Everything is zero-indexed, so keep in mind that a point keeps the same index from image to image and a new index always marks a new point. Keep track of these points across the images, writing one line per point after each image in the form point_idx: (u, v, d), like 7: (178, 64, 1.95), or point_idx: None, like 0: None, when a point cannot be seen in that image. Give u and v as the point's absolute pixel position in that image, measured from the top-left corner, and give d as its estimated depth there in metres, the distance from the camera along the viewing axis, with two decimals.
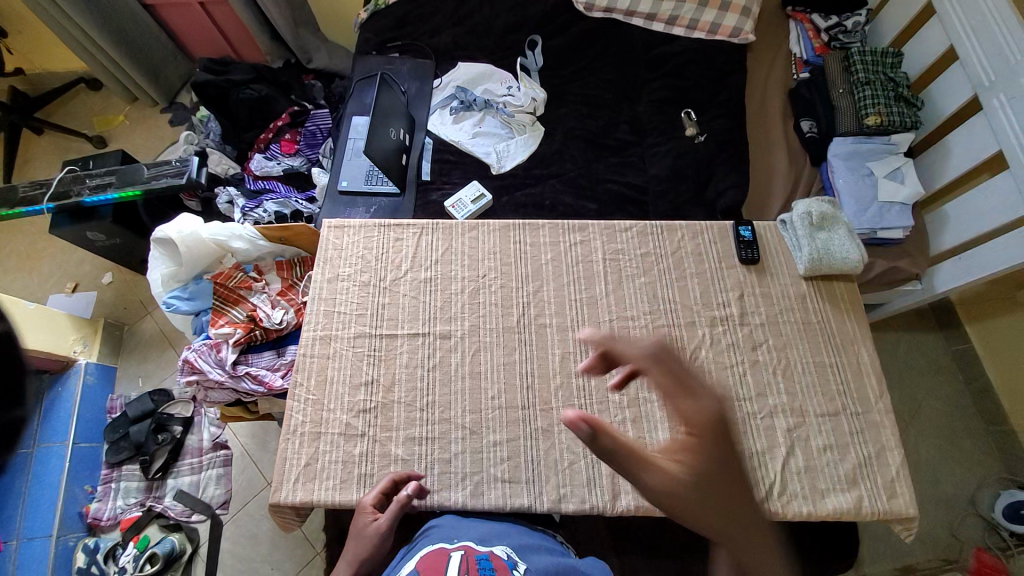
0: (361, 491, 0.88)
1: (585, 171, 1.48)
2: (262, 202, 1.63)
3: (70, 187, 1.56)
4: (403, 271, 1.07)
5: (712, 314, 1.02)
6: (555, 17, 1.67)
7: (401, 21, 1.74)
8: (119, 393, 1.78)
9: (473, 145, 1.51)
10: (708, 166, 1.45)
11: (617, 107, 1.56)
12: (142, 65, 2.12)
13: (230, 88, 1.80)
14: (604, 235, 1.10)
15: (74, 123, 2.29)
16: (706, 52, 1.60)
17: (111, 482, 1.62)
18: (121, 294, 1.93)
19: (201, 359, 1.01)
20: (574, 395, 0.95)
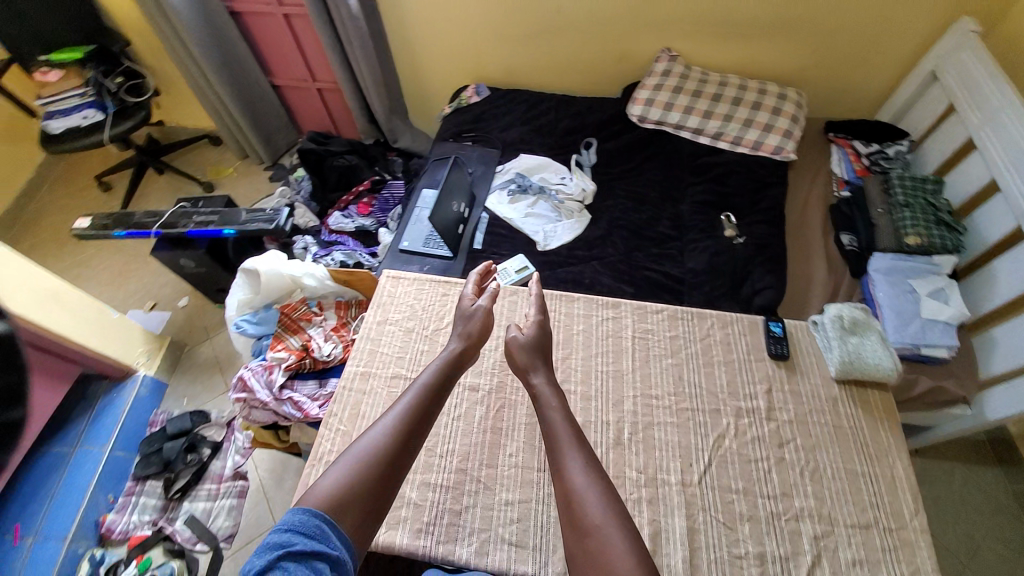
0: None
1: (625, 257, 1.58)
2: (332, 251, 1.89)
3: (178, 220, 1.83)
4: (446, 323, 1.14)
5: (738, 405, 1.03)
6: (611, 124, 1.91)
7: (477, 117, 2.04)
8: (164, 409, 1.91)
9: (524, 224, 1.67)
10: (745, 266, 1.52)
11: (660, 205, 1.69)
12: (260, 131, 2.55)
13: (327, 156, 2.11)
14: (635, 315, 1.14)
15: (191, 169, 2.72)
16: (747, 164, 1.74)
17: (132, 495, 1.70)
18: (191, 317, 2.14)
19: (253, 378, 1.10)
20: None
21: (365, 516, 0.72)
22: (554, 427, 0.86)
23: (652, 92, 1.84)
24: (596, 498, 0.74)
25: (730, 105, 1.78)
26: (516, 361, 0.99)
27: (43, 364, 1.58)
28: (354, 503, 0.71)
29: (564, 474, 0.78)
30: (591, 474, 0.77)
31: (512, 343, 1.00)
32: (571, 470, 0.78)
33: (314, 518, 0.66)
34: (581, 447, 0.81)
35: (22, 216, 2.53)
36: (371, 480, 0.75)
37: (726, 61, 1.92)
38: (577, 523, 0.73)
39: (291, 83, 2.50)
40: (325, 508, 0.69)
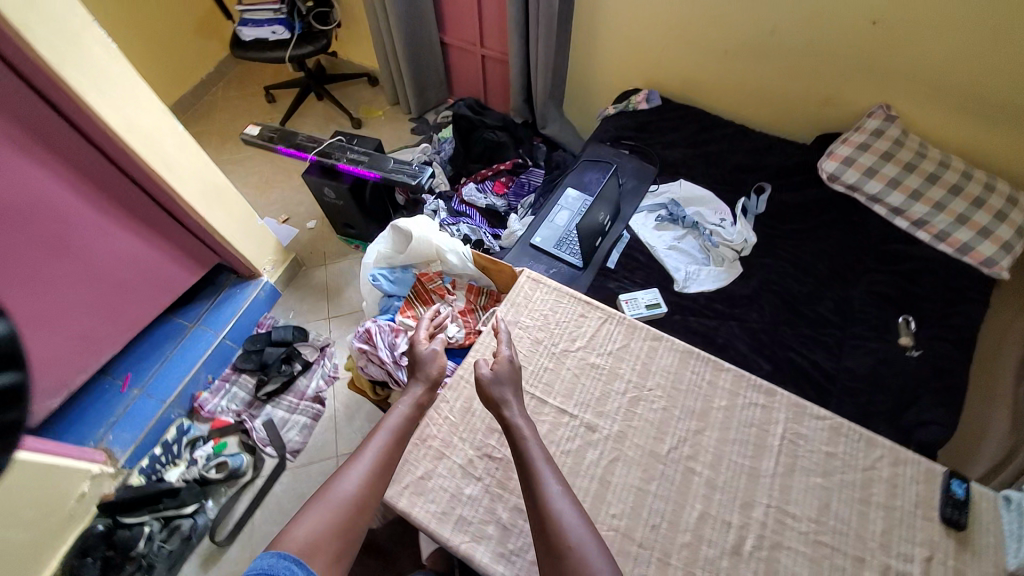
0: (413, 502, 0.88)
1: (769, 329, 1.41)
2: (460, 222, 1.89)
3: (334, 151, 1.94)
4: (576, 346, 1.06)
5: (887, 561, 0.86)
6: (791, 175, 1.70)
7: (641, 126, 1.89)
8: (272, 315, 2.04)
9: (666, 257, 1.54)
10: (912, 387, 1.30)
11: (826, 282, 1.49)
12: (417, 83, 2.60)
13: (479, 125, 2.07)
14: (790, 412, 1.00)
15: (346, 102, 2.84)
16: (948, 269, 1.47)
17: (226, 382, 1.85)
18: (314, 240, 2.27)
19: (378, 336, 1.12)
20: (697, 563, 0.84)
21: (337, 555, 0.74)
22: (526, 454, 0.84)
23: (854, 151, 1.59)
24: (580, 530, 0.73)
25: (948, 191, 1.50)
26: (484, 395, 0.91)
27: (193, 252, 1.72)
28: (325, 544, 0.73)
29: (550, 511, 0.75)
30: (577, 512, 0.75)
31: (481, 377, 0.92)
32: (557, 507, 0.76)
33: (284, 562, 0.68)
34: (556, 480, 0.80)
35: (199, 106, 2.80)
36: (339, 527, 0.76)
37: (956, 139, 1.61)
38: (551, 545, 0.72)
39: (460, 44, 2.51)
40: (296, 552, 0.70)
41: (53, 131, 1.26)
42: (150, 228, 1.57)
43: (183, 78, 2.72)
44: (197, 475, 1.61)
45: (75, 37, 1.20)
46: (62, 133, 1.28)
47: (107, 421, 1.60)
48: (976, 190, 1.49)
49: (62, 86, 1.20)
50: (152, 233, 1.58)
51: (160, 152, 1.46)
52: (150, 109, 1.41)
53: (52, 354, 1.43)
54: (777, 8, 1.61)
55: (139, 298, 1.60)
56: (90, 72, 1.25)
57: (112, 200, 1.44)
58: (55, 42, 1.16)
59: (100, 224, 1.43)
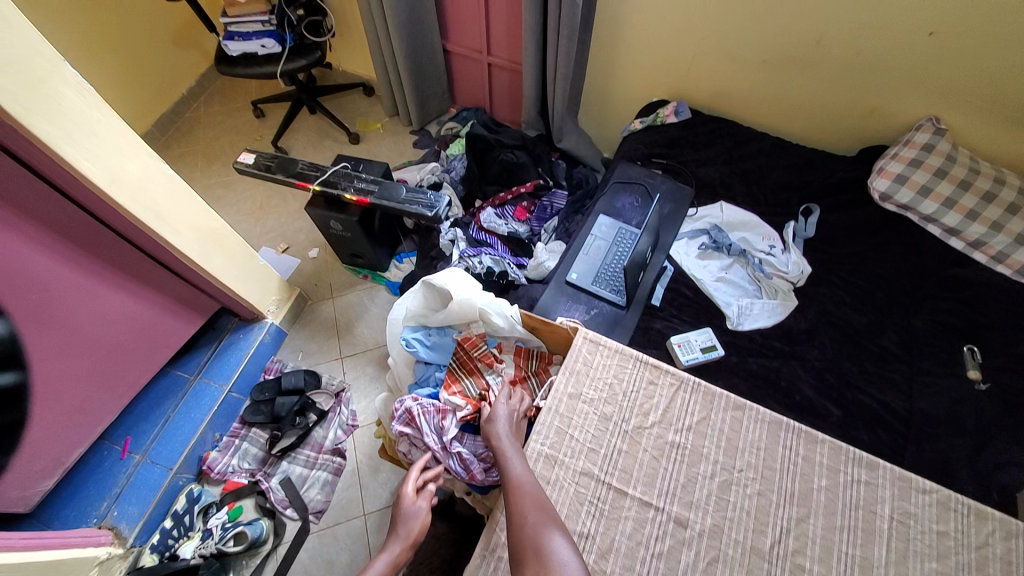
0: None
1: (832, 366, 1.31)
2: (481, 253, 1.74)
3: (340, 180, 1.78)
4: (650, 421, 0.94)
5: None
6: (837, 191, 1.58)
7: (672, 141, 1.77)
8: (279, 358, 1.89)
9: (715, 290, 1.43)
10: (992, 429, 1.21)
11: (886, 311, 1.39)
12: (418, 94, 2.43)
13: (496, 146, 1.94)
14: (895, 487, 0.89)
15: (341, 115, 2.66)
16: (1016, 292, 1.36)
17: (236, 438, 1.71)
18: (318, 271, 2.10)
19: (423, 419, 0.98)
20: None
21: None
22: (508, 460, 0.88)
23: (907, 167, 1.46)
24: (545, 521, 0.78)
25: (1005, 211, 1.39)
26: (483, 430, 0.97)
27: (189, 302, 1.55)
28: None
29: (518, 501, 0.80)
30: (542, 505, 0.80)
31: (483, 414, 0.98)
32: (524, 500, 0.81)
33: None
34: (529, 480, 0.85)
35: (180, 123, 2.58)
36: None
37: (1016, 153, 1.49)
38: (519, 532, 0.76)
39: (465, 51, 2.34)
40: None
41: (24, 190, 1.09)
42: (142, 281, 1.39)
43: (162, 95, 2.50)
44: (214, 549, 1.47)
45: (42, 83, 1.03)
46: (36, 191, 1.11)
47: (110, 494, 1.45)
48: None
49: (32, 140, 1.03)
50: (144, 287, 1.41)
51: (148, 201, 1.28)
52: (135, 155, 1.24)
53: (41, 434, 1.26)
54: (824, 13, 1.47)
55: (134, 359, 1.43)
56: (63, 122, 1.08)
57: (98, 257, 1.27)
58: (19, 90, 0.99)
59: (86, 285, 1.26)
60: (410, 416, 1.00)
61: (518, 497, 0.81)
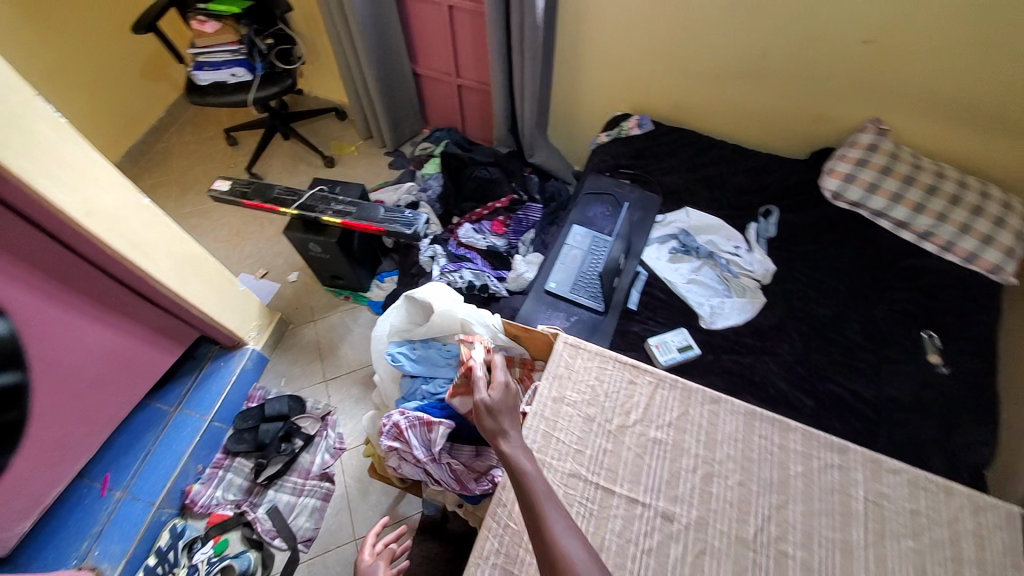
0: None
1: (802, 358, 1.37)
2: (461, 268, 1.78)
3: (317, 203, 1.79)
4: (632, 420, 0.98)
5: None
6: (794, 193, 1.68)
7: (637, 153, 1.85)
8: (261, 385, 1.87)
9: (687, 292, 1.49)
10: (953, 409, 1.27)
11: (848, 302, 1.47)
12: (391, 116, 2.48)
13: (469, 164, 2.00)
14: (867, 470, 0.93)
15: (315, 140, 2.68)
16: (961, 278, 1.46)
17: (219, 469, 1.66)
18: (298, 295, 2.09)
19: (410, 432, 0.99)
20: None
21: None
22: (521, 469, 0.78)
23: (855, 167, 1.57)
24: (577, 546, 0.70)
25: (948, 202, 1.51)
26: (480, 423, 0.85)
27: (169, 331, 1.53)
28: None
29: (542, 523, 0.72)
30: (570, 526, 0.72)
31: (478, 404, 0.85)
32: (548, 520, 0.73)
33: None
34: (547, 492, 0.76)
35: (152, 153, 2.56)
36: None
37: (951, 149, 1.63)
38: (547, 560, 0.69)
39: (434, 74, 2.40)
40: None
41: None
42: (121, 313, 1.38)
43: (132, 126, 2.49)
44: None
45: (16, 119, 1.03)
46: (9, 227, 1.10)
47: (91, 533, 1.41)
48: (973, 199, 1.51)
49: (7, 175, 1.03)
50: (123, 318, 1.39)
51: (125, 232, 1.28)
52: (111, 186, 1.24)
53: (18, 476, 1.22)
54: (768, 29, 1.58)
55: (114, 393, 1.40)
56: (39, 157, 1.08)
57: (75, 290, 1.26)
58: None
59: (63, 319, 1.25)
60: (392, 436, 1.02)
61: (542, 518, 0.73)
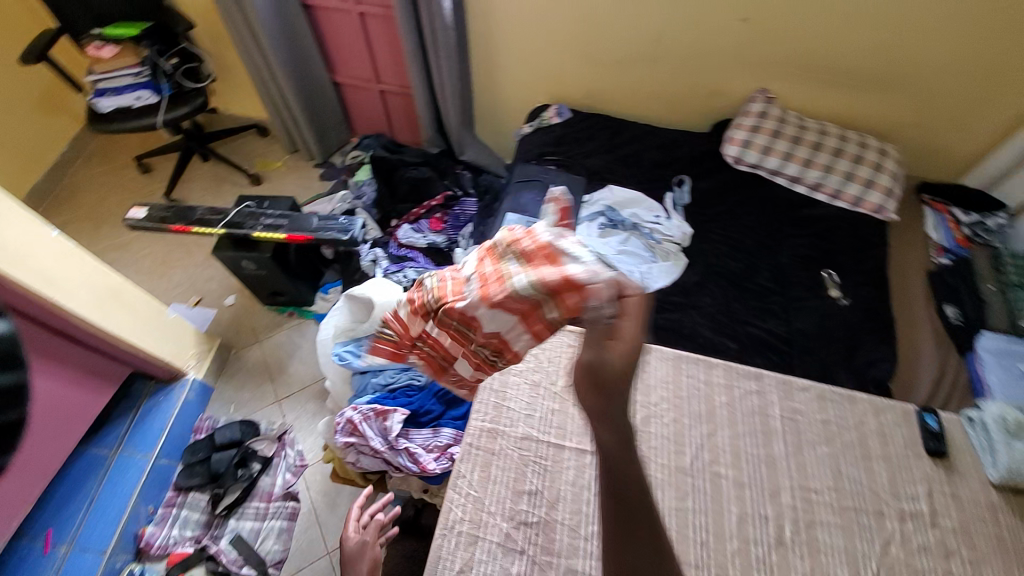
0: None
1: (724, 308, 1.52)
2: (404, 267, 1.80)
3: (245, 219, 1.74)
4: (575, 378, 1.05)
5: (901, 507, 0.93)
6: (703, 162, 1.84)
7: (558, 140, 1.96)
8: (209, 414, 1.79)
9: (618, 261, 1.60)
10: (855, 333, 1.44)
11: (758, 254, 1.63)
12: (315, 127, 2.44)
13: (399, 166, 2.02)
14: (780, 390, 1.04)
15: (238, 158, 2.59)
16: (849, 220, 1.66)
17: (173, 507, 1.58)
18: (238, 317, 2.03)
19: (366, 425, 1.00)
20: (751, 565, 0.86)
21: None
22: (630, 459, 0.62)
23: (749, 133, 1.77)
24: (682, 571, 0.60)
25: (832, 155, 1.73)
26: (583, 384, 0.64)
27: (99, 370, 1.45)
28: None
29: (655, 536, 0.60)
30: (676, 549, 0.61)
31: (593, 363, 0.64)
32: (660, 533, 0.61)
33: None
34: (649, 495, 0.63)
35: (58, 191, 2.38)
36: None
37: (827, 109, 1.85)
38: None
39: (354, 82, 2.39)
40: None
41: None
42: (42, 355, 1.29)
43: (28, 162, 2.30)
44: None
45: None
46: None
47: None
48: (853, 150, 1.73)
49: None
50: (45, 361, 1.30)
51: (36, 268, 1.21)
52: (13, 221, 1.17)
53: None
54: (660, 15, 1.72)
55: (46, 440, 1.31)
56: None
57: None
58: None
59: None
60: (353, 430, 1.02)
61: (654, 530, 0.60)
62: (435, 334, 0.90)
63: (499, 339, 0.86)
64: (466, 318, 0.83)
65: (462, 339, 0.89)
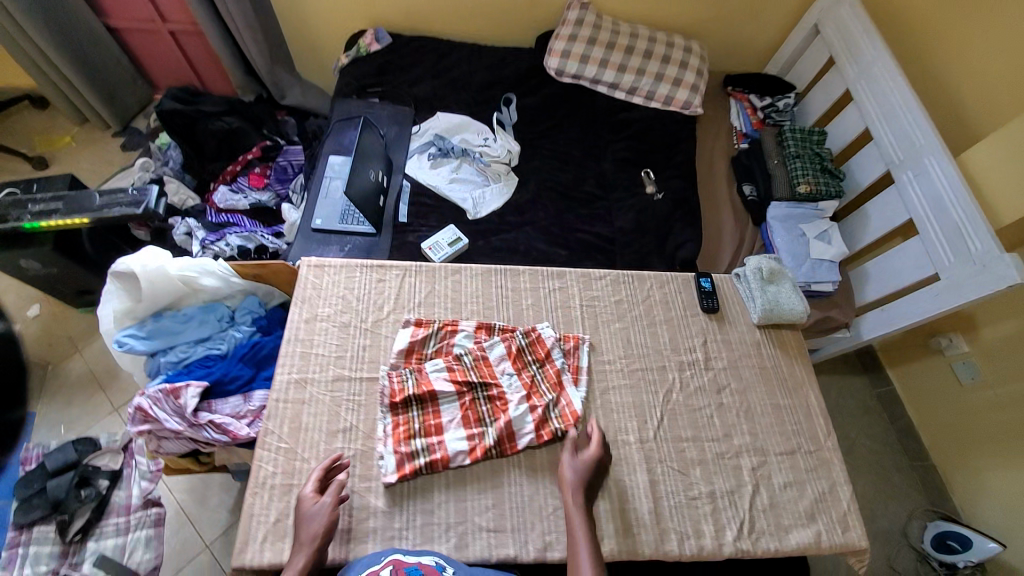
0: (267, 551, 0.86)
1: (557, 220, 1.57)
2: (225, 235, 1.62)
3: (7, 209, 1.42)
4: (386, 311, 1.10)
5: (680, 359, 1.14)
6: (529, 78, 1.82)
7: (381, 70, 1.80)
8: (36, 442, 1.52)
9: (450, 191, 1.57)
10: (666, 222, 1.59)
11: (584, 164, 1.70)
12: (99, 88, 2.00)
13: (199, 118, 1.75)
14: (580, 281, 1.20)
15: (8, 140, 2.09)
16: (662, 120, 1.78)
17: (18, 547, 1.31)
18: (48, 329, 1.70)
19: (156, 408, 1.00)
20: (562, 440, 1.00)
21: None
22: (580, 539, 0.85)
23: (567, 42, 1.76)
24: None
25: (644, 57, 1.78)
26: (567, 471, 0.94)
27: None
28: None
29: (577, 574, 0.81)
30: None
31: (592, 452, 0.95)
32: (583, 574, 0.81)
33: None
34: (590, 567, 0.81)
35: None
36: None
37: (639, 10, 1.88)
38: None
39: (131, 25, 1.96)
40: None
41: None
42: None
43: None
44: None
45: None
46: None
47: None
48: (661, 50, 1.79)
49: None
50: None
51: None
52: None
53: None
54: None
55: None
56: None
57: None
58: None
59: None
60: (152, 417, 1.01)
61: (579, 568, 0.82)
62: (459, 403, 1.00)
63: (508, 431, 0.97)
64: (505, 404, 1.01)
65: (475, 419, 0.99)
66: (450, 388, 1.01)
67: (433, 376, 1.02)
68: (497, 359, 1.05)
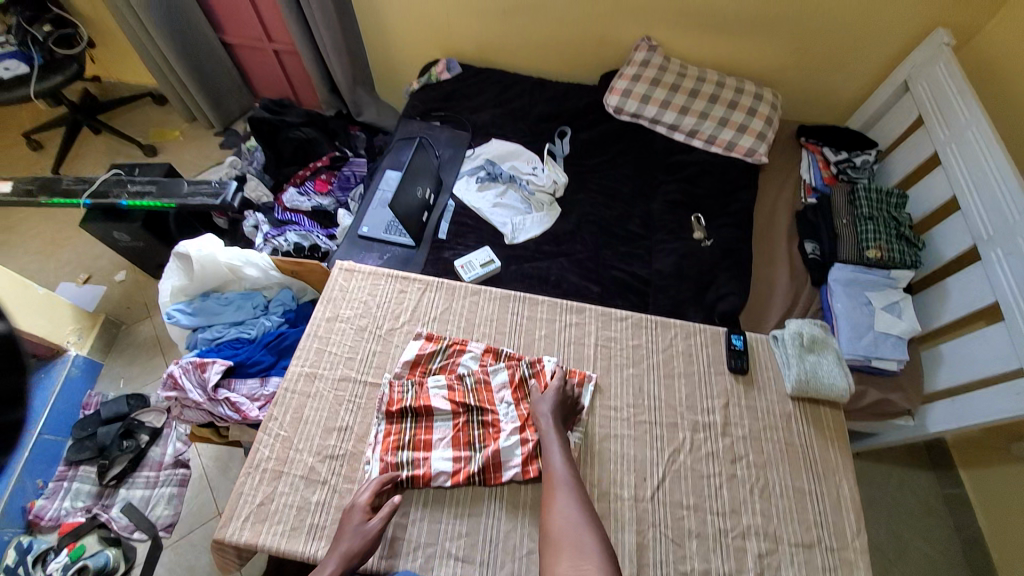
0: (252, 528, 0.95)
1: (593, 255, 1.55)
2: (285, 232, 1.76)
3: (110, 188, 1.66)
4: (401, 321, 1.18)
5: (695, 419, 1.11)
6: (587, 113, 1.84)
7: (448, 96, 1.91)
8: (97, 391, 1.71)
9: (492, 215, 1.60)
10: (710, 271, 1.52)
11: (631, 202, 1.67)
12: (208, 91, 2.29)
13: (282, 127, 1.95)
14: (599, 321, 1.22)
15: (133, 130, 2.45)
16: (721, 166, 1.71)
17: (64, 480, 1.50)
18: (129, 293, 1.93)
19: (184, 378, 1.17)
20: None
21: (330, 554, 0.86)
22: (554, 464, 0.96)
23: (630, 82, 1.76)
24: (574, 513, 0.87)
25: (708, 100, 1.73)
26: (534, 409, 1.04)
27: None
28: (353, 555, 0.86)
29: (553, 491, 0.91)
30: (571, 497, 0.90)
31: (557, 386, 1.05)
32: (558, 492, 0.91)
33: None
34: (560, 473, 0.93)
35: None
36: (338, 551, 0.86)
37: (710, 54, 1.84)
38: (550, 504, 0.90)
39: (244, 42, 2.24)
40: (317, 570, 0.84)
41: None
42: None
43: None
44: None
45: None
46: None
47: None
48: (728, 96, 1.74)
49: None
50: None
51: None
52: None
53: None
54: None
55: None
56: None
57: None
58: None
59: None
60: (180, 389, 1.17)
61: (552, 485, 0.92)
62: (452, 422, 1.05)
63: (495, 458, 1.00)
64: (497, 432, 1.03)
65: (465, 442, 1.03)
66: (446, 407, 1.06)
67: (433, 393, 1.07)
68: (500, 384, 1.09)
